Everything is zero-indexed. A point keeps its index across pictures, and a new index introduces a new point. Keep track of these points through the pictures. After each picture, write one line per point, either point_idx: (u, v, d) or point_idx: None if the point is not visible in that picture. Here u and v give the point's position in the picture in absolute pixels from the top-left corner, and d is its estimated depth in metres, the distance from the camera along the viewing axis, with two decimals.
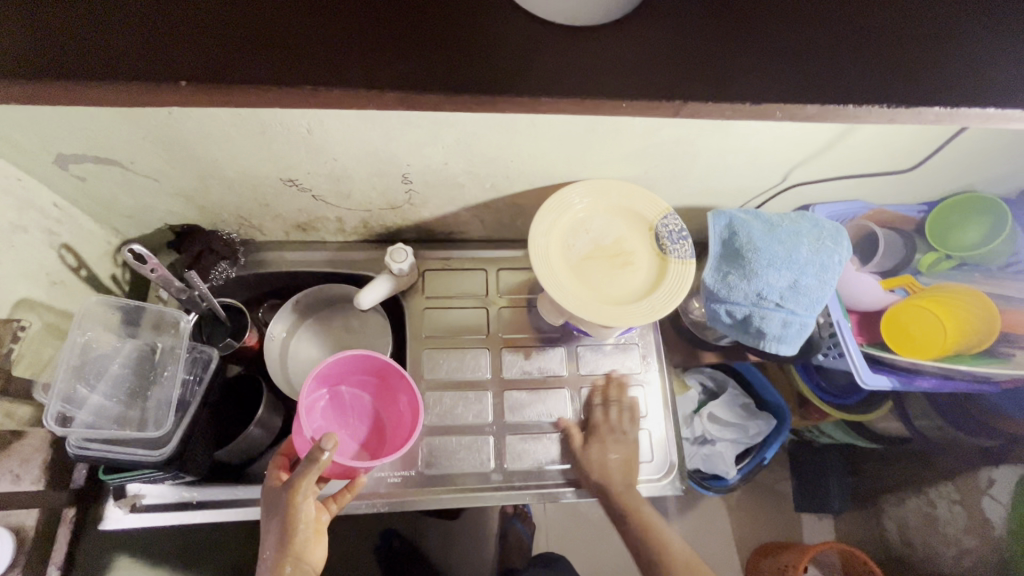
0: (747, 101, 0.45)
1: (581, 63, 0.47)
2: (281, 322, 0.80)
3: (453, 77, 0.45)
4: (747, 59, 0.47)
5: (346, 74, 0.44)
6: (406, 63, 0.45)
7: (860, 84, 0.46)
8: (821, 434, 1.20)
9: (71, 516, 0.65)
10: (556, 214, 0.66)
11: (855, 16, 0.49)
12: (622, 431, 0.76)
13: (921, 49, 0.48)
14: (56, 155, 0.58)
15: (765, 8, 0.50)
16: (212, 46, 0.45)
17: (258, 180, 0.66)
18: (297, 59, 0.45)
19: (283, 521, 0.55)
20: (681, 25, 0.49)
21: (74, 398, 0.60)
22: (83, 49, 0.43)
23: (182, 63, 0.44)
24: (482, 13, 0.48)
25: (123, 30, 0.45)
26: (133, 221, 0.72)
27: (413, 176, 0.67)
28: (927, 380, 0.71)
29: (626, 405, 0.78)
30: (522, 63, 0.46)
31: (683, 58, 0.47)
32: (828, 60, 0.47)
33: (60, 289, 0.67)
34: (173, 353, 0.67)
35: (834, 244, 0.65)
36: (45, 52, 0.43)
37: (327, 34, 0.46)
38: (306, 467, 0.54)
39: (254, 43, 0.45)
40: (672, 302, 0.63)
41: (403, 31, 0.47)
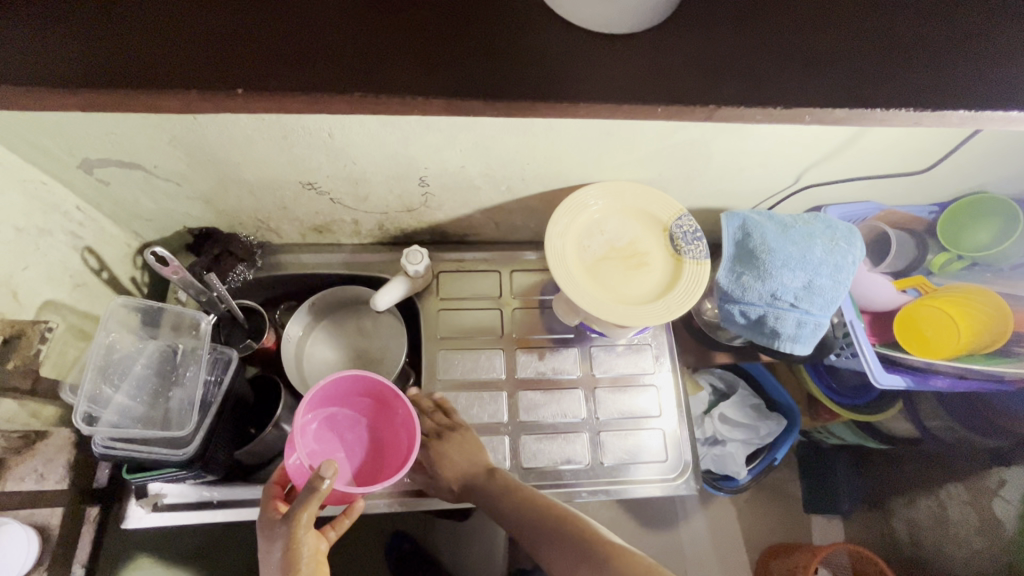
0: (779, 105, 0.46)
1: (610, 68, 0.48)
2: (298, 324, 0.81)
3: (490, 83, 0.46)
4: (772, 64, 0.48)
5: (380, 80, 0.45)
6: (438, 70, 0.46)
7: (882, 87, 0.47)
8: (831, 435, 1.21)
9: (93, 516, 0.66)
10: (571, 216, 0.67)
11: (876, 20, 0.50)
12: (452, 434, 0.75)
13: (944, 52, 0.49)
14: (83, 160, 0.59)
15: (787, 13, 0.51)
16: (254, 53, 0.46)
17: (277, 183, 0.67)
18: (329, 65, 0.46)
19: (284, 555, 0.54)
20: (706, 31, 0.50)
21: (99, 398, 0.61)
22: (124, 57, 0.44)
23: (233, 71, 0.45)
24: (508, 19, 0.49)
25: (160, 37, 0.46)
26: (153, 224, 0.73)
27: (431, 179, 0.67)
28: (943, 379, 0.71)
29: (436, 406, 0.77)
30: (553, 69, 0.47)
31: (707, 63, 0.48)
32: (851, 64, 0.48)
33: (82, 291, 0.68)
34: (194, 354, 0.67)
35: (848, 245, 0.65)
36: (86, 60, 0.44)
37: (359, 41, 0.47)
38: (306, 496, 0.54)
39: (287, 49, 0.46)
40: (688, 302, 0.63)
41: (434, 38, 0.48)
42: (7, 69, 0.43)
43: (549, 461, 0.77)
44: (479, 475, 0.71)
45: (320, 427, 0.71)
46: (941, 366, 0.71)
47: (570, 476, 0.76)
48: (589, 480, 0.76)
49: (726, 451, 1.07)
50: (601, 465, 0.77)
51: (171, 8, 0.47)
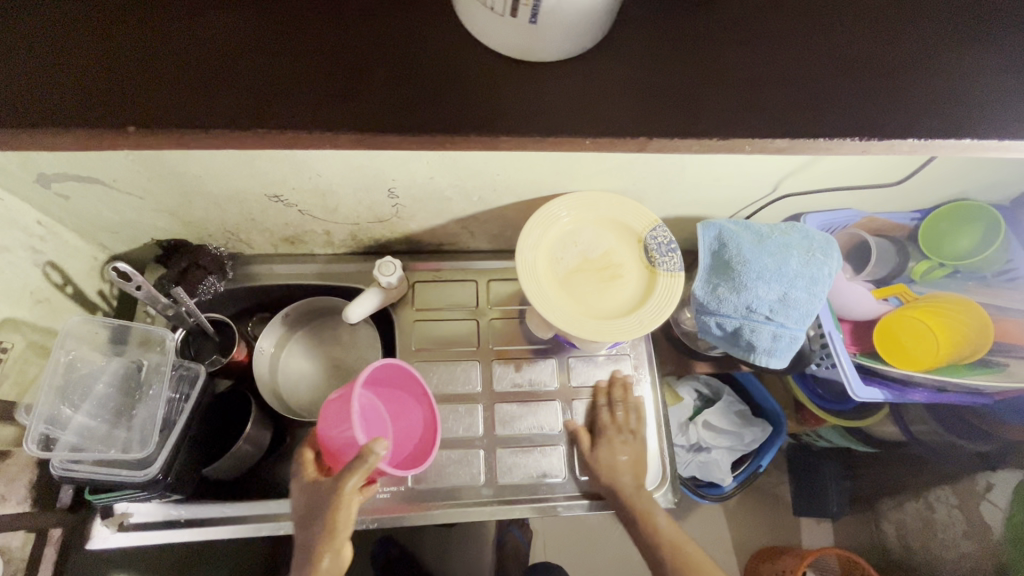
0: (712, 137, 0.46)
1: (555, 96, 0.48)
2: (271, 336, 0.80)
3: (427, 115, 0.46)
4: (727, 86, 0.48)
5: (334, 112, 0.45)
6: (395, 100, 0.46)
7: (837, 114, 0.47)
8: (819, 438, 1.19)
9: (58, 537, 0.65)
10: (543, 228, 0.65)
11: (834, 43, 0.50)
12: (629, 431, 0.76)
13: (898, 78, 0.49)
14: (38, 175, 0.57)
15: (747, 36, 0.50)
16: (182, 83, 0.45)
17: (242, 196, 0.66)
18: (285, 97, 0.45)
19: (325, 515, 0.58)
20: (659, 53, 0.50)
21: (58, 419, 0.60)
22: (43, 88, 0.44)
23: (149, 102, 0.44)
24: (466, 43, 0.49)
25: (86, 68, 0.45)
26: (119, 237, 0.72)
27: (399, 190, 0.66)
28: (920, 392, 0.70)
29: (632, 406, 0.77)
30: (500, 96, 0.47)
31: (659, 86, 0.48)
32: (799, 89, 0.48)
33: (44, 307, 0.67)
34: (157, 371, 0.66)
35: (824, 256, 0.64)
36: (35, 94, 0.43)
37: (315, 68, 0.47)
38: (354, 466, 0.57)
39: (243, 82, 0.46)
40: (660, 316, 0.62)
41: (376, 66, 0.47)
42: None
43: (525, 475, 0.75)
44: (630, 484, 0.72)
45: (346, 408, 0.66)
46: (920, 380, 0.70)
47: (547, 489, 0.75)
48: (565, 494, 0.75)
49: (711, 458, 1.06)
50: (578, 478, 0.76)
51: (126, 38, 0.46)
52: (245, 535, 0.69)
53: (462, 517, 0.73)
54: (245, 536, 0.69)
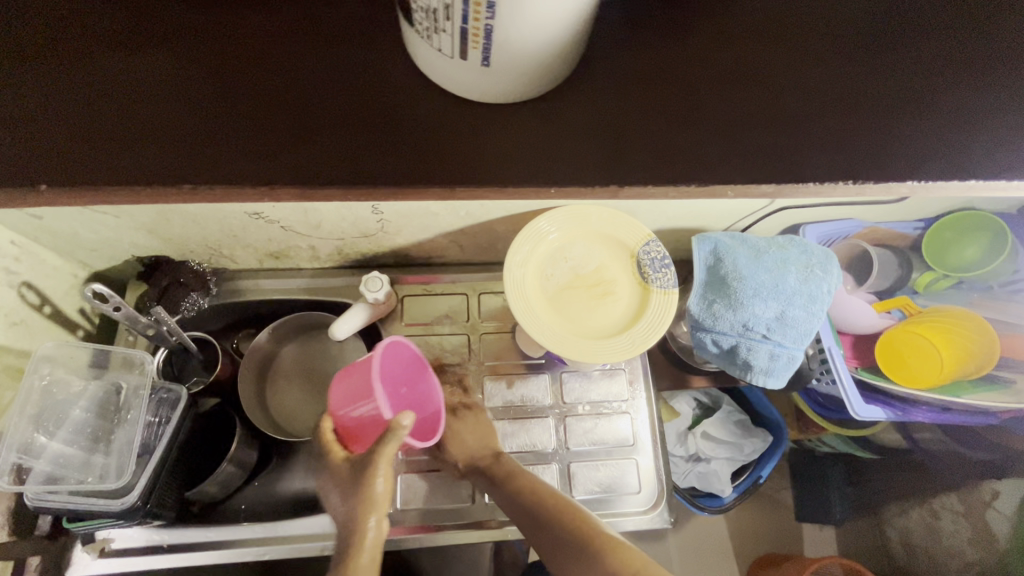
0: (684, 184, 0.54)
1: (538, 152, 0.55)
2: (257, 353, 0.78)
3: (426, 169, 0.53)
4: (686, 141, 0.56)
5: (318, 165, 0.53)
6: (375, 156, 0.54)
7: (758, 164, 0.56)
8: (821, 446, 1.17)
9: (34, 565, 0.62)
10: (532, 243, 0.63)
11: (770, 104, 0.57)
12: (466, 406, 0.75)
13: (818, 136, 0.56)
14: None
15: (693, 97, 0.57)
16: (190, 148, 0.52)
17: (224, 215, 0.64)
18: (269, 151, 0.53)
19: (365, 491, 0.58)
20: (623, 109, 0.57)
21: (33, 447, 0.59)
22: (55, 157, 0.51)
23: (158, 164, 0.52)
24: (444, 107, 0.56)
25: (107, 132, 0.52)
26: (98, 255, 0.70)
27: (384, 208, 0.64)
28: (925, 412, 0.68)
29: (456, 380, 0.78)
30: (483, 155, 0.55)
31: (628, 139, 0.55)
32: (744, 141, 0.56)
33: (21, 329, 0.65)
34: (137, 394, 0.64)
35: (824, 272, 0.62)
36: (56, 154, 0.51)
37: (299, 126, 0.54)
38: (386, 438, 0.55)
39: (238, 138, 0.53)
40: (652, 336, 0.61)
41: (375, 125, 0.55)
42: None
43: None
44: (484, 457, 0.71)
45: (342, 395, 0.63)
46: (926, 399, 0.68)
47: None
48: None
49: (710, 469, 1.04)
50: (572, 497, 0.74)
51: (139, 103, 0.54)
52: (228, 558, 0.68)
53: (451, 535, 0.73)
54: (228, 559, 0.68)
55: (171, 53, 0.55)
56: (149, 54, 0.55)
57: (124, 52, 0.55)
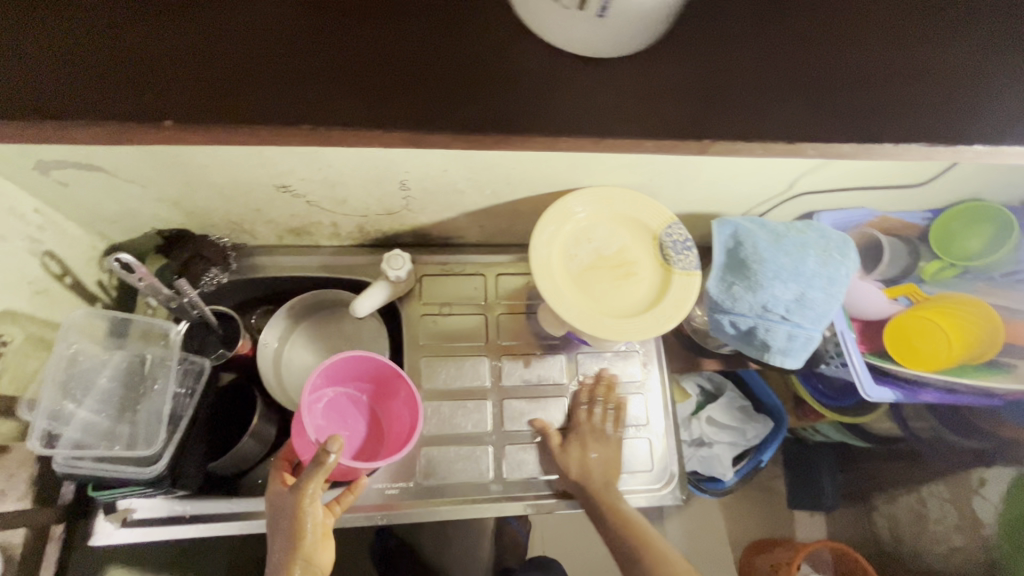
0: (777, 139, 0.48)
1: (605, 100, 0.49)
2: (274, 330, 0.78)
3: (474, 111, 0.48)
4: (759, 92, 0.50)
5: (342, 107, 0.47)
6: (411, 102, 0.48)
7: (842, 123, 0.50)
8: (816, 434, 1.19)
9: (59, 533, 0.64)
10: (558, 223, 0.64)
11: (846, 54, 0.52)
12: (604, 432, 0.75)
13: (897, 92, 0.51)
14: (37, 162, 0.55)
15: (761, 45, 0.52)
16: (202, 84, 0.47)
17: (250, 187, 0.64)
18: (286, 93, 0.47)
19: (293, 524, 0.56)
20: (688, 57, 0.51)
21: (61, 414, 0.59)
22: (56, 85, 0.45)
23: (170, 102, 0.46)
24: (486, 47, 0.50)
25: (114, 64, 0.46)
26: (119, 226, 0.70)
27: (411, 182, 0.65)
28: (931, 393, 0.70)
29: (612, 405, 0.76)
30: (541, 104, 0.49)
31: (703, 91, 0.50)
32: (818, 96, 0.50)
33: (44, 298, 0.65)
34: (163, 364, 0.65)
35: (842, 256, 0.64)
36: (48, 88, 0.45)
37: (320, 65, 0.48)
38: (313, 469, 0.55)
39: (251, 79, 0.47)
40: (677, 315, 0.62)
41: (414, 64, 0.49)
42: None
43: (533, 471, 0.75)
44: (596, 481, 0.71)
45: (323, 406, 0.70)
46: (931, 380, 0.70)
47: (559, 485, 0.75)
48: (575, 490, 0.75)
49: (713, 453, 1.05)
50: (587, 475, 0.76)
51: (146, 30, 0.48)
52: (249, 531, 0.68)
53: (469, 513, 0.73)
54: (249, 531, 0.68)
55: None
56: None
57: None
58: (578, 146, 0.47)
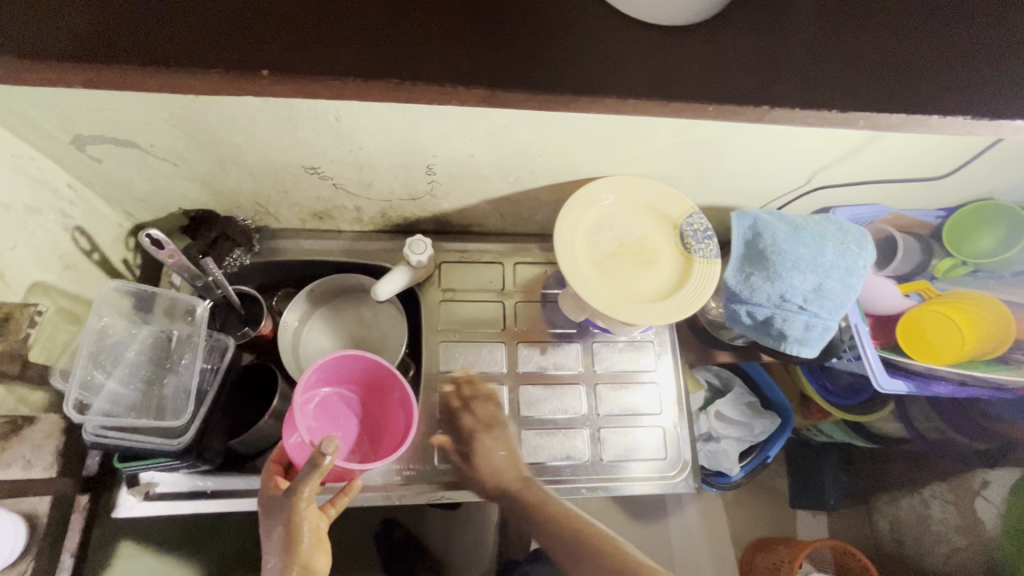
0: (833, 109, 0.48)
1: (654, 69, 0.49)
2: (295, 310, 0.79)
3: (524, 75, 0.47)
4: (808, 65, 0.50)
5: (400, 65, 0.46)
6: (469, 61, 0.47)
7: (894, 95, 0.49)
8: (819, 434, 1.15)
9: (84, 504, 0.66)
10: (581, 209, 0.65)
11: (892, 30, 0.51)
12: (498, 425, 0.74)
13: (951, 64, 0.50)
14: (74, 136, 0.56)
15: (804, 23, 0.52)
16: (269, 38, 0.46)
17: (280, 167, 0.65)
18: (332, 54, 0.46)
19: (288, 528, 0.55)
20: (735, 34, 0.51)
21: (91, 384, 0.60)
22: (120, 35, 0.45)
23: (241, 55, 0.45)
24: (532, 18, 0.50)
25: (175, 16, 0.46)
26: (147, 205, 0.71)
27: (438, 166, 0.65)
28: (943, 385, 0.72)
29: (484, 396, 0.76)
30: (591, 73, 0.48)
31: (755, 64, 0.49)
32: (867, 67, 0.49)
33: (73, 273, 0.66)
34: (189, 341, 0.66)
35: (859, 248, 0.65)
36: (112, 39, 0.44)
37: (371, 29, 0.48)
38: (308, 474, 0.54)
39: (288, 35, 0.46)
40: (697, 303, 0.62)
41: (463, 29, 0.49)
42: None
43: (547, 457, 0.76)
44: (516, 480, 0.70)
45: (316, 407, 0.71)
46: (942, 373, 0.72)
47: (571, 471, 0.76)
48: (588, 477, 0.76)
49: (720, 447, 1.05)
50: (601, 461, 0.77)
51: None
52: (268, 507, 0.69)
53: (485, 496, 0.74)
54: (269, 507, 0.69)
55: None
56: None
57: None
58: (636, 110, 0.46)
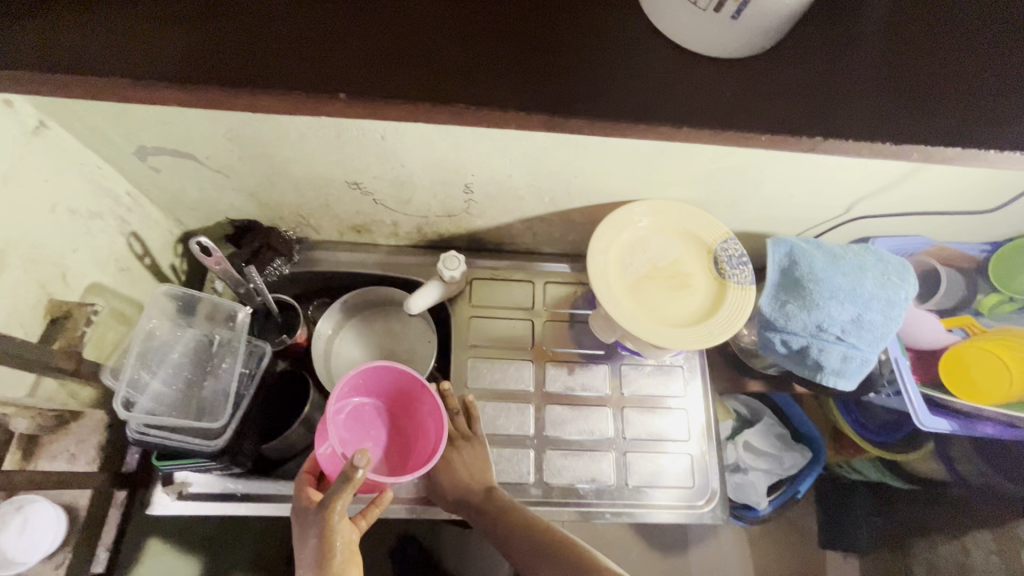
0: (884, 140, 0.47)
1: (706, 99, 0.48)
2: (329, 320, 0.81)
3: (581, 100, 0.47)
4: (859, 100, 0.49)
5: (475, 92, 0.46)
6: (535, 92, 0.47)
7: (942, 132, 0.48)
8: (851, 472, 1.07)
9: (121, 499, 0.68)
10: (617, 230, 0.65)
11: (945, 65, 0.51)
12: (467, 438, 0.73)
13: (1004, 100, 0.49)
14: (138, 147, 0.60)
15: (857, 57, 0.51)
16: (366, 66, 0.46)
17: (324, 182, 0.67)
18: (421, 76, 0.46)
19: (321, 538, 0.55)
20: (788, 67, 0.51)
21: (137, 383, 0.63)
22: (233, 60, 0.45)
23: (339, 76, 0.45)
24: (588, 38, 0.50)
25: (279, 44, 0.46)
26: (196, 214, 0.74)
27: (476, 186, 0.67)
28: (990, 425, 0.69)
29: (457, 411, 0.73)
30: (649, 97, 0.48)
31: (809, 97, 0.49)
32: (923, 104, 0.49)
33: (126, 276, 0.70)
34: (230, 345, 0.69)
35: (900, 280, 0.64)
36: (223, 62, 0.45)
37: (450, 54, 0.48)
38: (343, 484, 0.55)
39: (355, 61, 0.46)
40: (730, 329, 0.62)
41: (521, 58, 0.48)
42: (84, 60, 0.44)
43: (573, 478, 0.75)
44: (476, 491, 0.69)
45: (348, 417, 0.71)
46: (989, 413, 0.69)
47: (596, 495, 0.75)
48: (612, 501, 0.75)
49: (747, 480, 1.02)
50: (626, 485, 0.75)
51: (299, 16, 0.48)
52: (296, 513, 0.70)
53: None
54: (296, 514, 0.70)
55: None
56: None
57: None
58: (697, 137, 0.47)
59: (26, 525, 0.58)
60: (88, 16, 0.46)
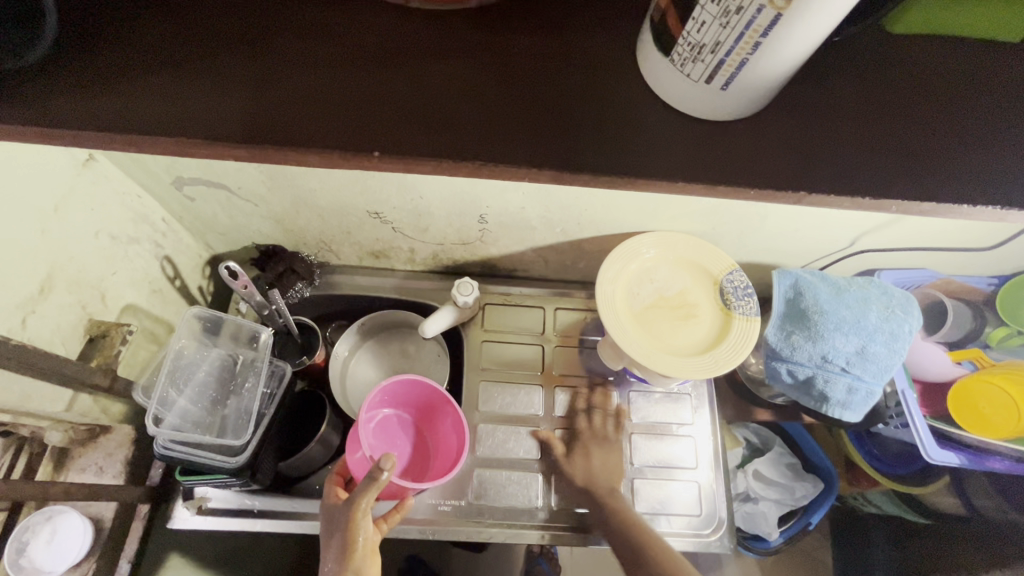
0: (865, 195, 0.48)
1: (704, 150, 0.49)
2: (346, 342, 0.84)
3: (584, 152, 0.48)
4: (861, 151, 0.50)
5: (479, 150, 0.47)
6: (543, 143, 0.48)
7: (937, 185, 0.48)
8: (867, 504, 1.06)
9: (144, 512, 0.70)
10: (625, 261, 0.68)
11: (955, 116, 0.51)
12: (605, 436, 0.79)
13: (1003, 152, 0.49)
14: (175, 178, 0.64)
15: (861, 105, 0.52)
16: (396, 123, 0.48)
17: (347, 211, 0.71)
18: (447, 129, 0.48)
19: (345, 536, 0.58)
20: (793, 113, 0.51)
21: (166, 401, 0.66)
22: (277, 120, 0.47)
23: (376, 135, 0.47)
24: (601, 88, 0.51)
25: (318, 102, 0.48)
26: (225, 239, 0.78)
27: (490, 217, 0.70)
28: (998, 460, 0.69)
29: (611, 412, 0.81)
30: (653, 146, 0.49)
31: (807, 149, 0.50)
32: (924, 151, 0.50)
33: (157, 297, 0.74)
34: (252, 365, 0.72)
35: (904, 313, 0.65)
36: (269, 120, 0.47)
37: (465, 107, 0.49)
38: (366, 485, 0.57)
39: (381, 117, 0.48)
40: (736, 358, 0.63)
41: (535, 110, 0.50)
42: (130, 120, 0.46)
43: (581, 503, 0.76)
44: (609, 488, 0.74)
45: (375, 425, 0.74)
46: (998, 448, 0.69)
47: None
48: None
49: (758, 509, 1.01)
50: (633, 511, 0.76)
51: (336, 74, 0.50)
52: (310, 530, 0.72)
53: (516, 538, 0.74)
54: (310, 531, 0.72)
55: (335, 28, 0.52)
56: (317, 32, 0.51)
57: (299, 34, 0.51)
58: (690, 191, 0.48)
59: (54, 535, 0.62)
60: (130, 75, 0.48)
